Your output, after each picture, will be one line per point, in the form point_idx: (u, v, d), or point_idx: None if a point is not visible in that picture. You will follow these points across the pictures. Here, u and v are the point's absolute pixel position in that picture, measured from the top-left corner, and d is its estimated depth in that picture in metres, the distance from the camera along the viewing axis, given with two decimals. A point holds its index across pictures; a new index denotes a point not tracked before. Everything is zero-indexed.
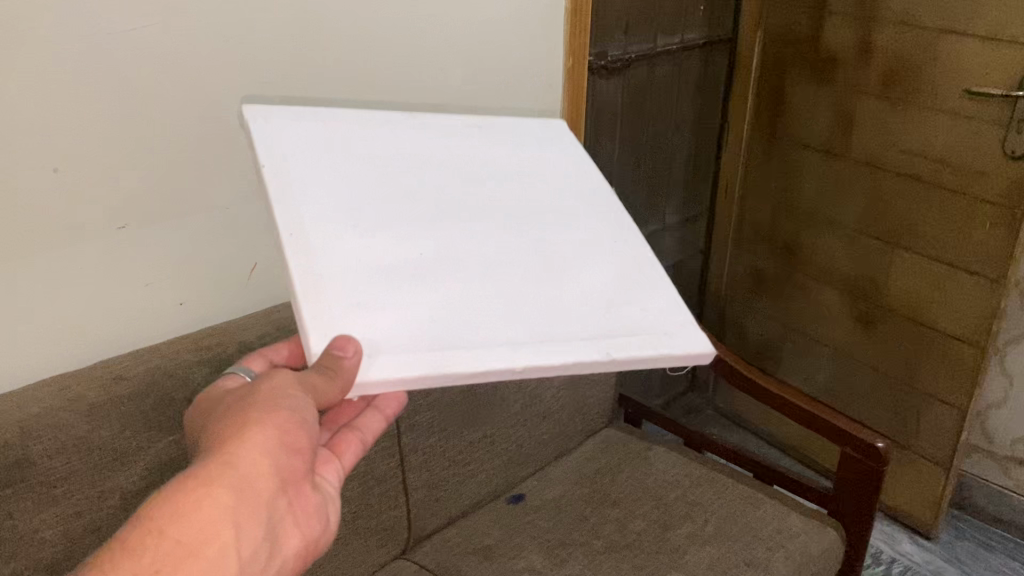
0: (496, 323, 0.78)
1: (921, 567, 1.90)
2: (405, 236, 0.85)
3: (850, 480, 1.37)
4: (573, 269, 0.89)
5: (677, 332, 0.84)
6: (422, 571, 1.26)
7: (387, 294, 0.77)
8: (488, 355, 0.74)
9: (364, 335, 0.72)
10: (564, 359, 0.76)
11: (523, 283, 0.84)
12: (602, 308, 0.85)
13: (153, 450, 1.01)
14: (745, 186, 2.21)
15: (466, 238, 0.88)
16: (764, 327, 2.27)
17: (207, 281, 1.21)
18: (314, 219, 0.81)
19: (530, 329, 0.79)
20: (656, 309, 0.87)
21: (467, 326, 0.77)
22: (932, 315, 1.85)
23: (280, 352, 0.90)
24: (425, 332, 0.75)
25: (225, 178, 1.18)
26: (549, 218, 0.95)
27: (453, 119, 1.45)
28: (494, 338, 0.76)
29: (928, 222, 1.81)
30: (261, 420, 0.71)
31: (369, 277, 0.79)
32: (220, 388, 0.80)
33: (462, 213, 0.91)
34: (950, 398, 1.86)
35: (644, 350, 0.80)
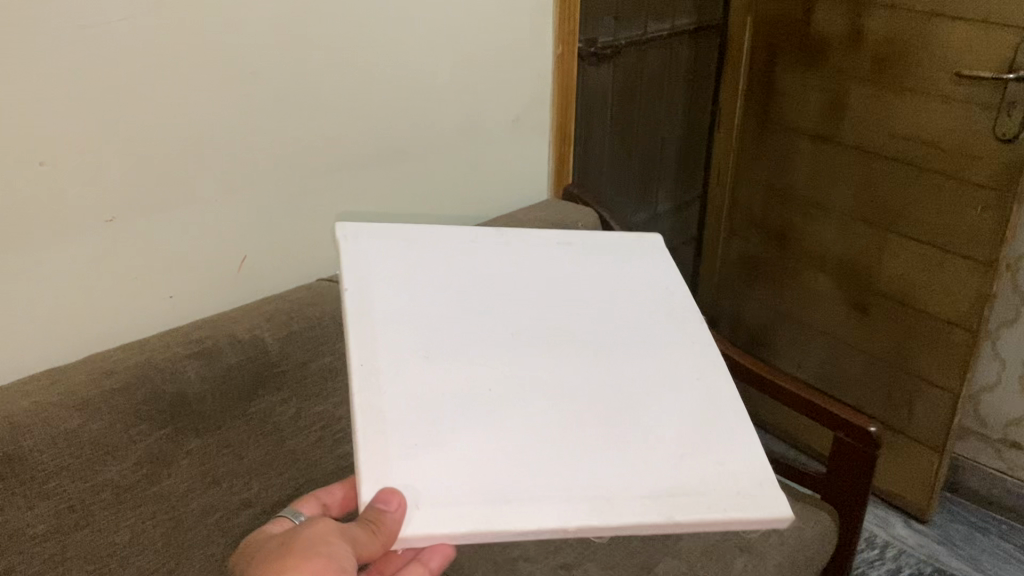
0: (556, 473, 0.73)
1: (915, 550, 1.91)
2: (478, 372, 0.82)
3: (843, 464, 1.38)
4: (647, 397, 0.84)
5: (760, 489, 0.76)
6: None
7: (454, 434, 0.75)
8: (541, 509, 0.69)
9: (415, 482, 0.69)
10: (625, 518, 0.69)
11: (591, 421, 0.79)
12: (672, 452, 0.77)
13: (144, 443, 1.00)
14: (736, 173, 2.21)
15: (534, 374, 0.84)
16: (756, 314, 2.27)
17: (195, 273, 1.20)
18: (392, 352, 0.82)
19: (589, 476, 0.73)
20: (739, 463, 0.79)
21: (524, 474, 0.72)
22: (924, 300, 1.85)
23: (333, 494, 0.89)
24: (487, 479, 0.71)
25: (214, 171, 1.17)
26: (620, 343, 0.91)
27: (442, 108, 1.44)
28: (546, 486, 0.71)
29: (919, 207, 1.81)
30: (300, 568, 0.70)
31: (437, 408, 0.77)
32: (267, 534, 0.80)
33: (533, 343, 0.88)
34: (943, 382, 1.86)
35: (715, 512, 0.72)
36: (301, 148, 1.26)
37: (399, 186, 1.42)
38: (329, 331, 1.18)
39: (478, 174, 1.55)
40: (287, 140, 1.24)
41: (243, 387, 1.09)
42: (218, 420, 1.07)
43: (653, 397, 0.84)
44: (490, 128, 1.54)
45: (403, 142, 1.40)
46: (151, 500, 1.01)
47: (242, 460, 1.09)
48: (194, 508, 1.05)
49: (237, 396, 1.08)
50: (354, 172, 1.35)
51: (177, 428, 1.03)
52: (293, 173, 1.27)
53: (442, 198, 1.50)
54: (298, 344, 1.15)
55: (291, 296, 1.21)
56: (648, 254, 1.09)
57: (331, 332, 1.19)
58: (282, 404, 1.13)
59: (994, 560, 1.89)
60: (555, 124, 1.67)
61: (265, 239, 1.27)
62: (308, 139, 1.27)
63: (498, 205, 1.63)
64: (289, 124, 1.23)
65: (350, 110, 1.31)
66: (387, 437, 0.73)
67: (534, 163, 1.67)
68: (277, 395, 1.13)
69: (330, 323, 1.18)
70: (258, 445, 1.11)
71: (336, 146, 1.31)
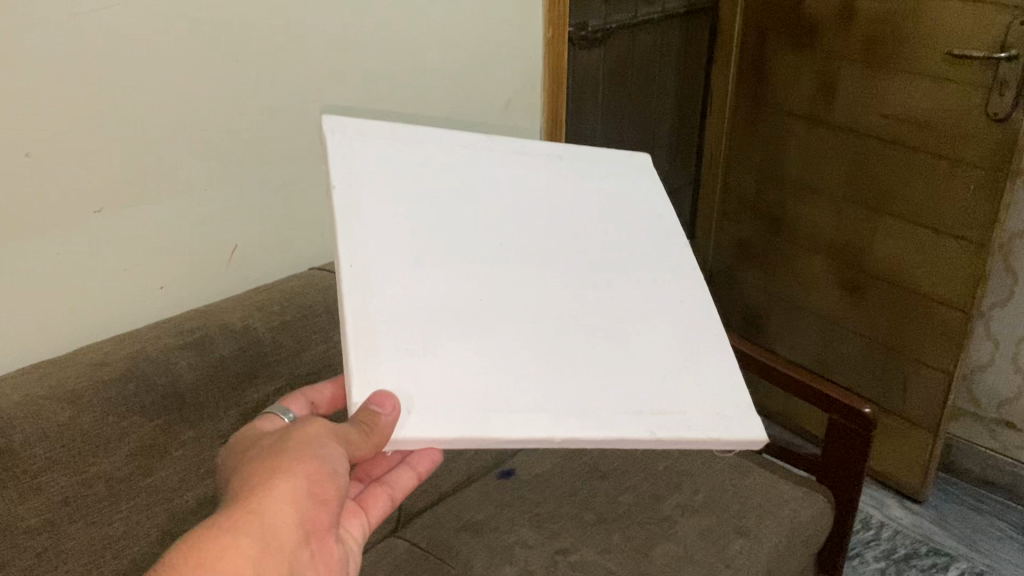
0: (543, 388, 0.73)
1: (910, 530, 1.92)
2: (468, 281, 0.80)
3: (838, 445, 1.38)
4: (635, 319, 0.84)
5: (735, 411, 0.78)
6: (413, 548, 1.26)
7: (446, 349, 0.73)
8: (529, 416, 0.70)
9: (406, 389, 0.68)
10: (612, 429, 0.71)
11: (579, 342, 0.79)
12: (655, 375, 0.79)
13: (137, 435, 1.00)
14: (729, 157, 2.20)
15: (524, 290, 0.82)
16: (750, 298, 2.27)
17: (185, 265, 1.19)
18: (383, 252, 0.77)
19: (574, 393, 0.74)
20: (716, 380, 0.81)
21: (513, 384, 0.72)
22: (917, 280, 1.85)
23: (322, 393, 0.87)
24: (477, 397, 0.70)
25: (203, 159, 1.16)
26: (612, 261, 0.89)
27: (432, 94, 1.43)
28: (536, 399, 0.71)
29: (911, 187, 1.81)
30: (291, 468, 0.69)
31: (425, 320, 0.74)
32: (256, 428, 0.78)
33: (524, 255, 0.85)
34: (936, 362, 1.87)
35: (695, 432, 0.74)
36: (291, 136, 1.25)
37: None
38: (322, 320, 1.18)
39: None
40: (276, 128, 1.23)
41: (235, 377, 1.08)
42: (211, 412, 1.06)
43: (645, 327, 0.83)
44: (481, 114, 1.54)
45: (393, 128, 1.39)
46: (144, 492, 1.00)
47: None
48: (188, 500, 1.04)
49: (229, 387, 1.07)
50: None
51: (169, 419, 1.02)
52: (283, 161, 1.26)
53: None
54: (292, 333, 1.15)
55: (282, 286, 1.20)
56: (641, 168, 1.05)
57: (323, 321, 1.18)
58: (275, 393, 1.11)
59: (989, 539, 1.90)
60: (547, 109, 1.66)
61: (255, 228, 1.26)
62: (297, 127, 1.26)
63: None
64: (276, 113, 1.22)
65: (340, 98, 1.30)
66: (384, 355, 0.70)
67: (526, 148, 1.66)
68: (271, 385, 1.11)
69: (322, 312, 1.19)
70: None
71: None
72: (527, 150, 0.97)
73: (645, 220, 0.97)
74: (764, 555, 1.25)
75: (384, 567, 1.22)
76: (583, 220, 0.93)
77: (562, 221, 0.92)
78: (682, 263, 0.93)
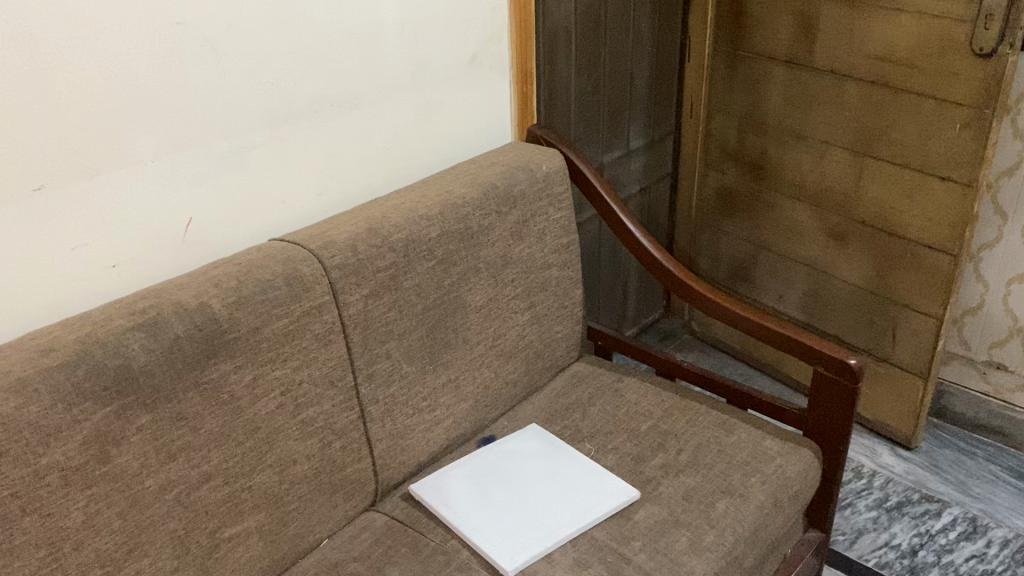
0: (515, 456, 1.34)
1: (901, 477, 1.90)
2: (556, 473, 1.30)
3: (825, 400, 1.35)
4: (510, 484, 1.28)
5: (488, 453, 1.35)
6: (392, 523, 1.23)
7: (567, 462, 1.32)
8: (550, 438, 1.38)
9: (603, 468, 1.31)
10: (517, 432, 1.40)
11: (526, 462, 1.33)
12: (507, 471, 1.31)
13: (91, 422, 0.95)
14: (710, 105, 2.14)
15: (526, 470, 1.31)
16: (736, 248, 2.23)
17: (138, 240, 1.14)
18: (605, 492, 1.25)
19: (518, 449, 1.36)
20: (475, 476, 1.30)
21: (545, 454, 1.34)
22: (904, 224, 1.81)
23: None
24: (556, 450, 1.35)
25: (151, 132, 1.11)
26: (506, 506, 1.24)
27: (391, 52, 1.37)
28: (546, 444, 1.36)
29: (897, 130, 1.76)
30: None
31: (584, 483, 1.28)
32: None
33: (520, 476, 1.30)
34: (925, 307, 1.83)
35: (500, 444, 1.37)
36: (243, 101, 1.19)
37: (349, 134, 1.35)
38: (281, 295, 1.11)
39: (433, 121, 1.48)
40: (226, 96, 1.17)
41: (192, 357, 1.03)
42: (170, 394, 1.02)
43: (514, 469, 1.31)
44: (445, 70, 1.47)
45: (352, 88, 1.33)
46: (102, 480, 0.97)
47: (199, 433, 1.05)
48: (151, 486, 1.01)
49: (186, 367, 1.03)
50: (300, 122, 1.28)
51: (125, 403, 0.98)
52: (236, 127, 1.20)
53: (397, 147, 1.44)
54: (249, 310, 1.09)
55: (238, 260, 1.14)
56: (436, 497, 1.26)
57: (283, 296, 1.11)
58: (236, 371, 1.07)
59: (981, 483, 1.88)
60: (515, 63, 1.60)
61: (211, 200, 1.20)
62: (252, 94, 1.20)
63: (459, 151, 1.56)
64: (228, 80, 1.17)
65: (294, 60, 1.24)
66: (588, 464, 1.32)
67: (494, 106, 1.60)
68: (230, 363, 1.07)
69: (281, 286, 1.12)
70: (215, 416, 1.06)
71: (280, 97, 1.24)
72: (492, 513, 1.22)
73: (473, 496, 1.26)
74: (750, 514, 1.23)
75: (362, 543, 1.20)
76: (475, 481, 1.29)
77: (493, 478, 1.30)
78: (457, 498, 1.25)
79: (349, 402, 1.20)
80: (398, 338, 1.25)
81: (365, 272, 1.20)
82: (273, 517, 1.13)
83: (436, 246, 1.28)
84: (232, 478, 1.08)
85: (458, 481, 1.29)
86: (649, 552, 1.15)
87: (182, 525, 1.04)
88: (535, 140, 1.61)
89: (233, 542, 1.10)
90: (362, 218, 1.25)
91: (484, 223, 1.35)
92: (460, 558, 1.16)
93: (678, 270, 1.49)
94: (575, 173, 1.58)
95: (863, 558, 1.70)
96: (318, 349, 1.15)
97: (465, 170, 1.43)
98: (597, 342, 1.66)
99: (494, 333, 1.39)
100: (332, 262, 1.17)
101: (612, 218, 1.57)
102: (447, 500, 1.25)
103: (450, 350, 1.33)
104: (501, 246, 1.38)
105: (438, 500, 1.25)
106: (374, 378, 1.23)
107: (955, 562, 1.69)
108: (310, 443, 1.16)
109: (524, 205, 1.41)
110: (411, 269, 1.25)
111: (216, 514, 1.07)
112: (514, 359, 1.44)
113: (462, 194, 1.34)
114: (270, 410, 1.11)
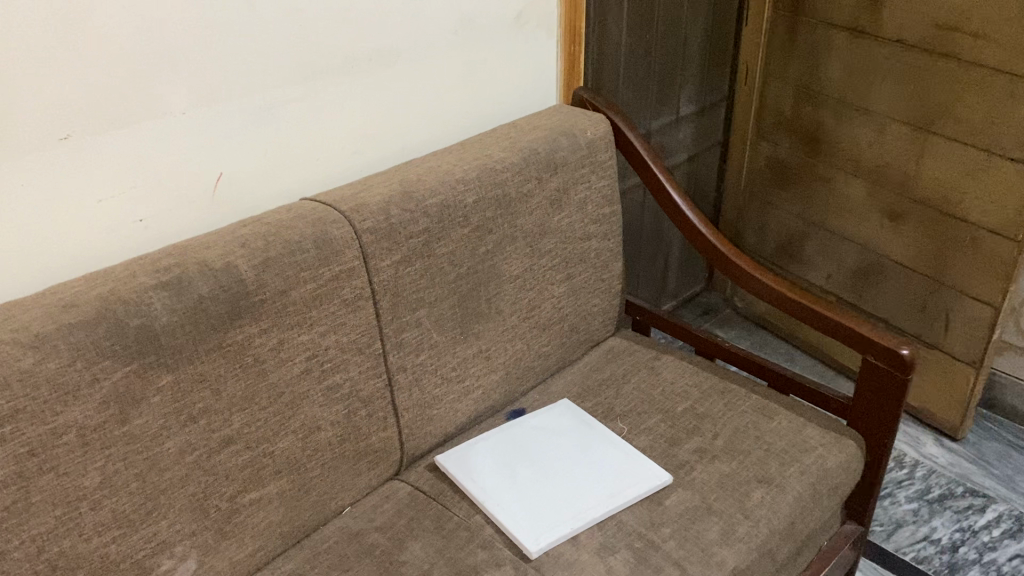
0: (545, 430, 1.30)
1: (946, 469, 1.83)
2: (587, 450, 1.26)
3: (872, 389, 1.28)
4: (538, 460, 1.25)
5: (518, 426, 1.31)
6: (416, 494, 1.21)
7: (598, 440, 1.28)
8: (581, 413, 1.34)
9: (636, 449, 1.27)
10: (549, 406, 1.36)
11: (556, 437, 1.29)
12: (537, 446, 1.27)
13: (110, 381, 0.93)
14: (768, 73, 2.05)
15: (557, 445, 1.27)
16: (786, 223, 2.15)
17: (166, 195, 1.11)
18: (638, 475, 1.21)
19: (549, 423, 1.32)
20: (503, 449, 1.27)
21: (575, 430, 1.30)
22: (966, 205, 1.71)
23: None
24: (587, 427, 1.31)
25: (182, 83, 1.07)
26: (534, 482, 1.21)
27: (433, 6, 1.30)
28: (578, 420, 1.32)
29: (965, 106, 1.65)
30: None
31: (616, 464, 1.23)
32: None
33: (550, 451, 1.26)
34: (982, 295, 1.74)
35: (530, 417, 1.33)
36: (278, 54, 1.15)
37: (388, 92, 1.30)
38: (310, 258, 1.07)
39: (475, 83, 1.43)
40: (260, 50, 1.13)
41: (216, 319, 1.00)
42: (192, 355, 0.99)
43: (544, 444, 1.28)
44: (489, 26, 1.41)
45: (391, 44, 1.27)
46: (120, 441, 0.95)
47: (221, 396, 1.02)
48: (170, 448, 0.99)
49: (210, 329, 1.00)
50: (337, 79, 1.23)
51: (146, 362, 0.95)
52: (271, 81, 1.16)
53: (436, 108, 1.38)
54: (277, 272, 1.05)
55: (267, 219, 1.10)
56: (460, 468, 1.23)
57: (312, 259, 1.07)
58: (262, 334, 1.04)
59: None
60: (564, 23, 1.53)
61: (241, 156, 1.16)
62: (287, 47, 1.15)
63: (501, 112, 1.50)
64: (262, 32, 1.12)
65: (332, 11, 1.18)
66: (620, 443, 1.27)
67: (539, 67, 1.53)
68: (256, 327, 1.03)
69: (311, 248, 1.07)
70: (238, 379, 1.03)
71: (316, 53, 1.19)
72: (518, 488, 1.19)
73: (501, 469, 1.23)
74: (787, 505, 1.18)
75: (385, 513, 1.18)
76: (503, 454, 1.26)
77: (521, 452, 1.26)
78: (484, 470, 1.22)
79: (376, 369, 1.17)
80: (429, 307, 1.21)
81: (398, 237, 1.15)
82: (294, 483, 1.11)
83: (472, 212, 1.23)
84: (253, 442, 1.06)
85: (485, 453, 1.26)
86: (678, 540, 1.11)
87: (201, 488, 1.03)
88: (581, 104, 1.55)
89: (253, 508, 1.08)
90: (397, 180, 1.20)
91: (524, 189, 1.29)
92: (483, 536, 1.13)
93: (723, 246, 1.43)
94: (621, 140, 1.51)
95: (900, 551, 1.64)
96: (346, 315, 1.12)
97: (506, 133, 1.37)
98: (635, 316, 1.60)
99: (529, 305, 1.35)
100: (364, 225, 1.12)
101: (658, 189, 1.51)
102: (473, 472, 1.22)
103: (482, 319, 1.29)
104: (540, 214, 1.32)
105: (463, 471, 1.22)
106: (403, 346, 1.19)
107: (997, 561, 1.62)
108: (335, 409, 1.13)
109: (566, 172, 1.35)
110: (445, 235, 1.20)
111: (236, 478, 1.06)
112: (548, 331, 1.40)
113: (502, 159, 1.28)
114: (294, 375, 1.08)
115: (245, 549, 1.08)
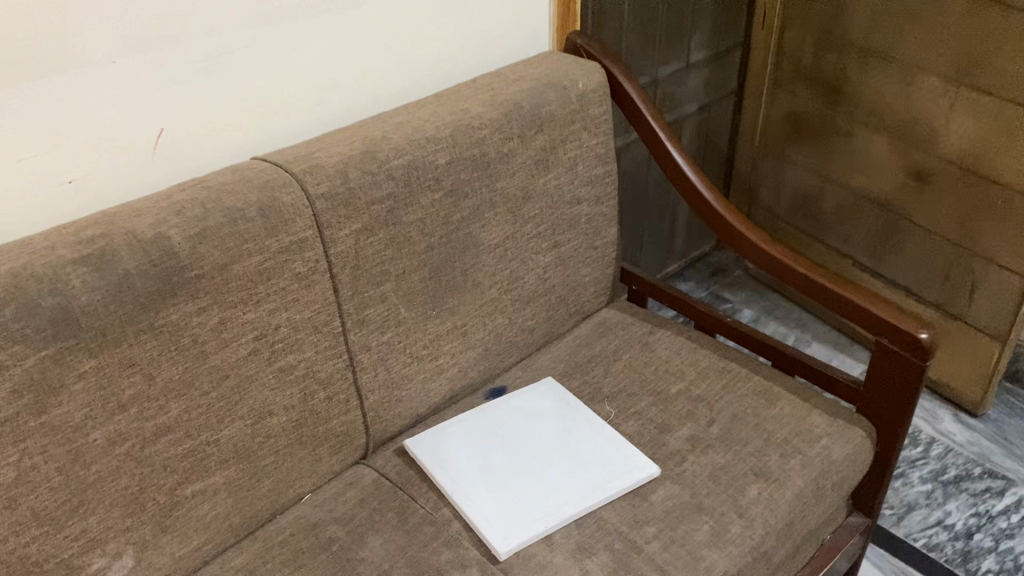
0: (525, 412, 1.20)
1: (964, 448, 1.72)
2: (569, 436, 1.16)
3: (885, 375, 1.16)
4: (516, 446, 1.15)
5: (496, 408, 1.21)
6: (381, 481, 1.12)
7: (580, 424, 1.18)
8: (563, 393, 1.23)
9: (621, 435, 1.16)
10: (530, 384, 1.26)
11: (536, 421, 1.19)
12: (515, 430, 1.17)
13: (21, 368, 0.83)
14: (788, 17, 1.88)
15: (537, 429, 1.17)
16: (802, 180, 2.01)
17: (97, 152, 0.99)
18: (624, 465, 1.11)
19: (529, 404, 1.21)
20: (479, 433, 1.17)
21: (557, 413, 1.20)
22: (999, 167, 1.56)
23: None
24: (569, 409, 1.20)
25: (110, 26, 0.94)
26: (510, 471, 1.11)
27: None
28: (560, 401, 1.22)
29: (1003, 57, 1.50)
30: None
31: (599, 452, 1.13)
32: None
33: (529, 437, 1.16)
34: (1012, 264, 1.61)
35: (509, 397, 1.23)
36: None
37: (354, 36, 1.17)
38: (254, 227, 0.96)
39: (456, 27, 1.29)
40: None
41: (145, 297, 0.89)
42: (118, 337, 0.88)
43: (524, 428, 1.17)
44: None
45: None
46: (37, 433, 0.85)
47: (154, 381, 0.92)
48: (96, 439, 0.89)
49: (138, 308, 0.89)
50: (294, 22, 1.10)
51: (63, 347, 0.85)
52: (216, 25, 1.03)
53: (410, 54, 1.25)
54: (216, 244, 0.94)
55: (209, 183, 0.99)
56: (430, 454, 1.13)
57: (257, 228, 0.96)
58: (200, 313, 0.94)
59: None
60: None
61: (186, 108, 1.04)
62: None
63: (485, 60, 1.37)
64: None
65: None
66: (603, 428, 1.17)
67: (529, 9, 1.39)
68: (193, 305, 0.93)
69: (255, 217, 0.96)
70: (174, 362, 0.93)
71: None
72: (493, 479, 1.09)
73: (475, 457, 1.13)
74: (786, 503, 1.07)
75: (346, 503, 1.08)
76: (477, 438, 1.16)
77: (497, 436, 1.16)
78: (456, 458, 1.12)
79: (335, 349, 1.06)
80: (395, 280, 1.10)
81: (358, 203, 1.04)
82: (244, 472, 1.02)
83: (445, 175, 1.11)
84: (194, 431, 0.96)
85: (459, 437, 1.16)
86: (663, 541, 1.01)
87: (136, 481, 0.93)
88: (575, 51, 1.40)
89: (197, 499, 0.99)
90: (359, 138, 1.08)
91: (504, 149, 1.16)
92: (450, 532, 1.03)
93: (727, 213, 1.30)
94: (617, 93, 1.37)
95: (910, 538, 1.54)
96: (299, 290, 1.01)
97: (487, 84, 1.23)
98: (631, 286, 1.48)
99: (510, 276, 1.23)
100: (318, 190, 1.01)
101: (657, 148, 1.37)
102: (444, 458, 1.12)
103: (457, 293, 1.17)
104: (523, 177, 1.20)
105: (433, 458, 1.12)
106: (365, 324, 1.08)
107: (1014, 549, 1.52)
108: (289, 393, 1.03)
109: (553, 129, 1.22)
110: (413, 202, 1.09)
111: (175, 469, 0.96)
112: (533, 304, 1.28)
113: (480, 114, 1.15)
114: (240, 357, 0.98)
115: (189, 543, 0.99)
